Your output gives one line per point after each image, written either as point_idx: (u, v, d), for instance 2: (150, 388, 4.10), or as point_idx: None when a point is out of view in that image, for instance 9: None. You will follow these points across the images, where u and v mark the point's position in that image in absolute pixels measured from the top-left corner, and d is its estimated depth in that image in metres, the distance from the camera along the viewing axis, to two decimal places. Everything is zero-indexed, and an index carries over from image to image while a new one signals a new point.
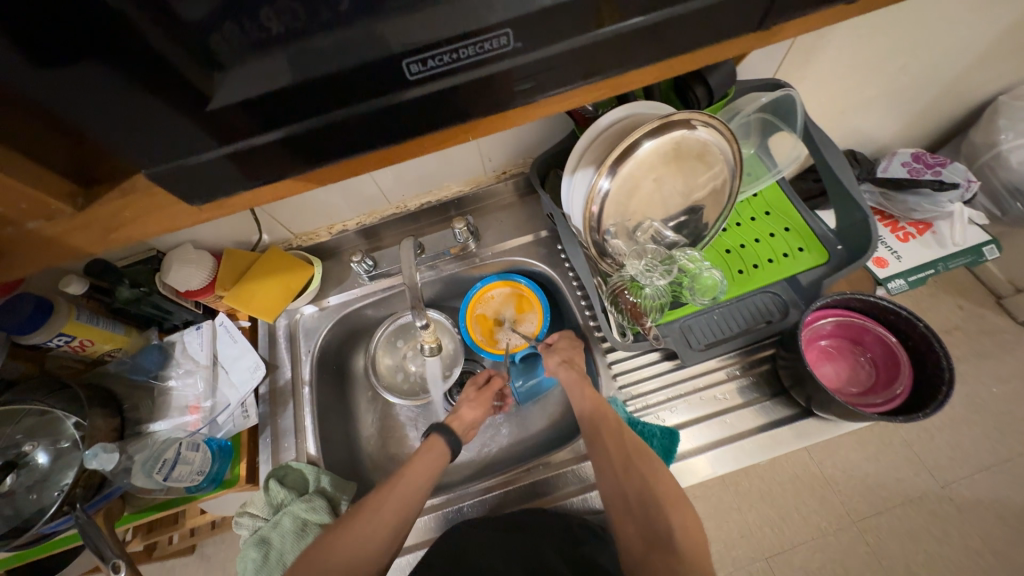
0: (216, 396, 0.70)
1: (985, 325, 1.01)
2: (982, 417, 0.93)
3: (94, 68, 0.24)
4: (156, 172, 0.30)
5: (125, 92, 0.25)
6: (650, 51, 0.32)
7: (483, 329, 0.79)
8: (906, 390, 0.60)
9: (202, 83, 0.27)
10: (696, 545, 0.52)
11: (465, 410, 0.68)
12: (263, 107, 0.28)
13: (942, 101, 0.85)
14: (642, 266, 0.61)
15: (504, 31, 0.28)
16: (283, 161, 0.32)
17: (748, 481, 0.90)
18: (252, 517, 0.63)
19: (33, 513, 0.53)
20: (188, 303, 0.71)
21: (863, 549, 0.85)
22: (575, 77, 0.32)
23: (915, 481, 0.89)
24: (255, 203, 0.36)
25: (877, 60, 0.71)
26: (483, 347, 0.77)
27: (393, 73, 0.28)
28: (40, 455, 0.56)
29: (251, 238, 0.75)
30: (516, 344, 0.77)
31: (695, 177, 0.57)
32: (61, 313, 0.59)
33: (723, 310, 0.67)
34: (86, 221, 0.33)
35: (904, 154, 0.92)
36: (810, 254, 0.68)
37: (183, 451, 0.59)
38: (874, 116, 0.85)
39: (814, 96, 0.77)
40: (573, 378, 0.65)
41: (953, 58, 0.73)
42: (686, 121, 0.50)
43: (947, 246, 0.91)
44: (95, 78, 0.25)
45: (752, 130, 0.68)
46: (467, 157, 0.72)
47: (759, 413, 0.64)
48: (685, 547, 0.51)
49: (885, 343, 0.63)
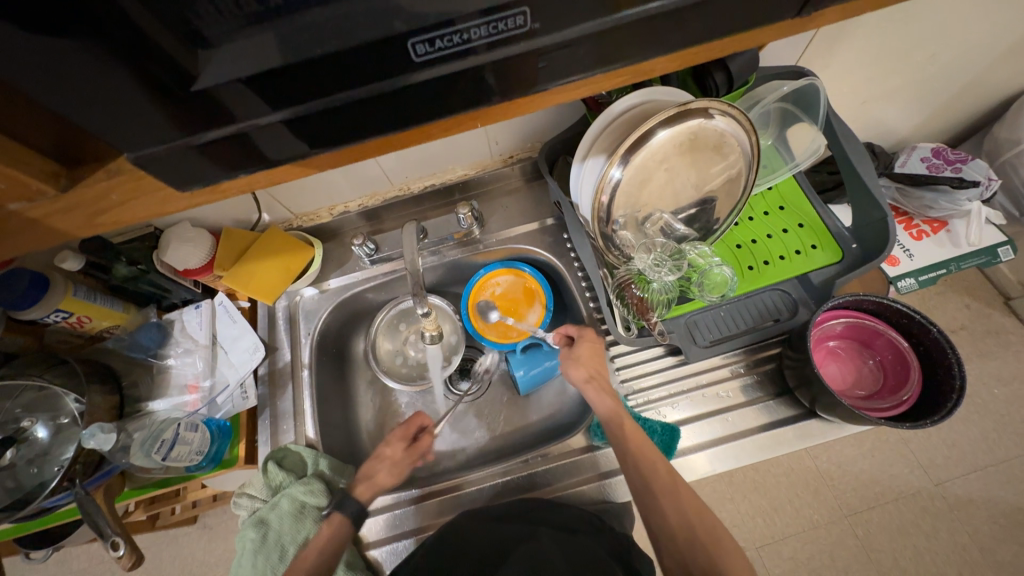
0: (215, 376, 0.70)
1: (991, 326, 1.00)
2: (980, 417, 0.92)
3: (66, 42, 0.22)
4: (145, 153, 0.28)
5: (106, 69, 0.24)
6: (675, 38, 0.30)
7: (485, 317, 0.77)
8: (913, 397, 0.59)
9: (188, 61, 0.25)
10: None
11: (380, 472, 0.64)
12: (255, 87, 0.26)
13: (970, 94, 0.81)
14: (650, 260, 0.60)
15: (521, 9, 0.26)
16: (280, 142, 0.30)
17: (743, 472, 0.90)
18: (251, 498, 0.63)
19: (35, 487, 0.53)
20: (186, 282, 0.70)
21: (852, 542, 0.86)
22: (591, 64, 0.30)
23: (909, 478, 0.89)
24: (250, 187, 0.34)
25: (908, 49, 0.67)
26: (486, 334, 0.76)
27: (397, 55, 0.26)
28: (39, 430, 0.56)
29: (251, 217, 0.73)
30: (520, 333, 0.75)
31: (709, 169, 0.55)
32: (57, 289, 0.58)
33: (730, 307, 0.65)
34: (71, 203, 0.32)
35: (924, 149, 0.89)
36: (823, 252, 0.66)
37: (182, 431, 0.58)
38: (899, 108, 0.82)
39: (838, 85, 0.73)
40: (607, 401, 0.61)
41: (987, 49, 0.70)
42: (704, 110, 0.48)
43: (962, 246, 0.89)
44: (72, 53, 0.23)
45: (770, 121, 0.67)
46: (473, 140, 0.70)
47: (761, 413, 0.64)
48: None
49: (897, 348, 0.62)
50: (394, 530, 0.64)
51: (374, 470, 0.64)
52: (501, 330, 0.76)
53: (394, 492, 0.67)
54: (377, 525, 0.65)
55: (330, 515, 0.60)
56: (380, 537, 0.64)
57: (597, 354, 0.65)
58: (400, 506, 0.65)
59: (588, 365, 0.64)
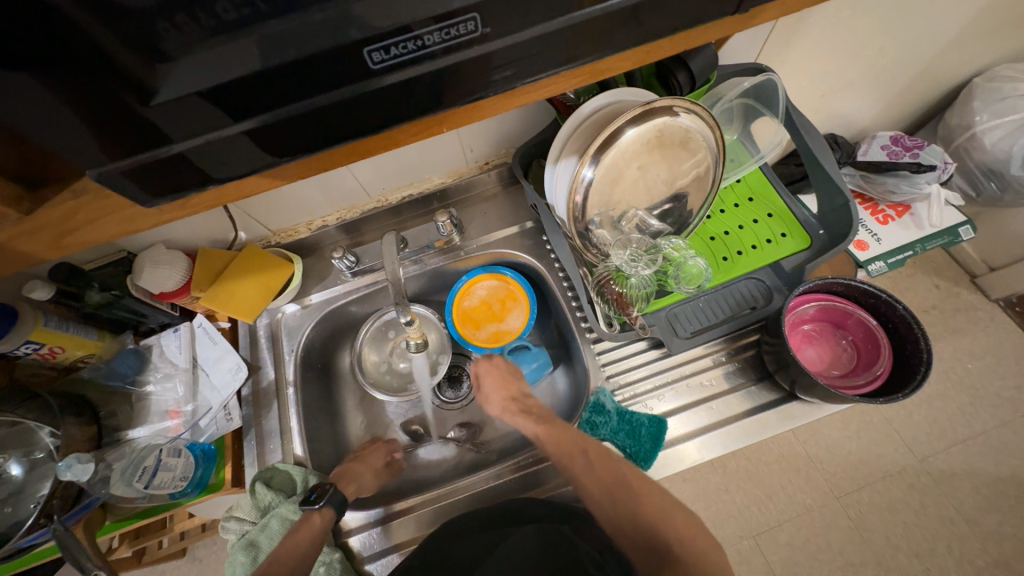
0: (198, 400, 0.69)
1: (960, 303, 1.04)
2: (957, 392, 0.96)
3: (20, 59, 0.22)
4: (109, 173, 0.28)
5: (66, 86, 0.24)
6: (628, 38, 0.31)
7: (471, 324, 0.78)
8: (885, 372, 0.61)
9: (146, 75, 0.25)
10: (689, 537, 0.55)
11: (364, 475, 0.67)
12: (216, 98, 0.27)
13: (922, 82, 0.85)
14: (627, 256, 0.61)
15: (471, 15, 0.27)
16: (251, 156, 0.31)
17: (735, 462, 0.91)
18: (239, 521, 0.62)
19: (10, 527, 0.51)
20: (163, 305, 0.69)
21: (846, 523, 0.88)
22: (550, 64, 0.31)
23: (894, 457, 0.91)
24: (219, 203, 0.35)
25: (858, 43, 0.70)
26: (471, 340, 0.77)
27: (356, 63, 0.27)
28: (12, 466, 0.53)
29: (227, 236, 0.73)
30: (505, 336, 0.77)
31: (678, 164, 0.56)
32: (27, 320, 0.57)
33: (708, 297, 0.67)
34: (36, 226, 0.32)
35: (883, 137, 0.93)
36: (793, 239, 0.68)
37: (164, 457, 0.57)
38: (855, 99, 0.85)
39: (796, 79, 0.76)
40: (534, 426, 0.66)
41: (930, 40, 0.74)
42: (669, 108, 0.49)
43: (924, 227, 0.93)
44: (32, 73, 0.23)
45: (734, 117, 0.68)
46: (448, 148, 0.70)
47: (744, 399, 0.65)
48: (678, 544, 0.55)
49: (866, 326, 0.64)
50: (388, 543, 0.64)
51: (358, 469, 0.68)
52: (489, 335, 0.77)
53: (365, 508, 0.66)
54: (370, 540, 0.64)
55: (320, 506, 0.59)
56: (373, 554, 0.63)
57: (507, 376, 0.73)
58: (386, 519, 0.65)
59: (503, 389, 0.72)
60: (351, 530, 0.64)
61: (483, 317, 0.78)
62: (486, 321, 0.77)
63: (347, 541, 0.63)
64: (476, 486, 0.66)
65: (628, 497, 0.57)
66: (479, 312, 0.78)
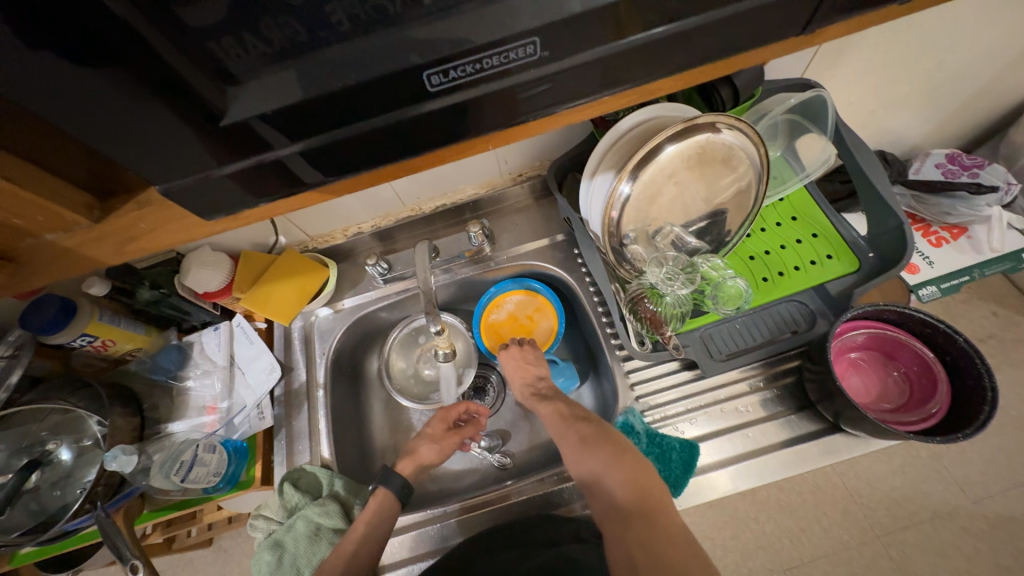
0: (232, 397, 0.71)
1: (1021, 333, 0.96)
2: (1018, 430, 0.88)
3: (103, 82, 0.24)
4: (169, 188, 0.29)
5: (140, 108, 0.25)
6: (682, 60, 0.31)
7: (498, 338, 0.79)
8: (942, 410, 0.57)
9: (215, 98, 0.26)
10: (648, 498, 0.49)
11: (422, 448, 0.68)
12: (278, 121, 0.28)
13: (985, 98, 0.80)
14: (663, 274, 0.59)
15: (532, 39, 0.27)
16: (302, 173, 0.31)
17: (766, 490, 0.87)
18: (267, 520, 0.63)
19: (58, 509, 0.54)
20: (206, 304, 0.72)
21: (887, 564, 0.82)
22: (601, 86, 0.31)
23: (943, 496, 0.85)
24: (269, 216, 0.36)
25: (915, 59, 0.67)
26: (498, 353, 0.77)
27: (411, 85, 0.28)
28: (63, 452, 0.57)
29: (268, 240, 0.75)
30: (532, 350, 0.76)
31: (718, 181, 0.55)
32: (84, 313, 0.60)
33: (746, 319, 0.65)
34: (102, 233, 0.34)
35: (938, 155, 0.87)
36: (839, 261, 0.65)
37: (200, 452, 0.59)
38: (910, 115, 0.81)
39: (845, 96, 0.73)
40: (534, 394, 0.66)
41: (996, 55, 0.69)
42: (711, 125, 0.48)
43: (984, 252, 0.87)
44: (111, 94, 0.24)
45: (779, 133, 0.66)
46: (483, 161, 0.71)
47: (782, 428, 0.62)
48: (631, 504, 0.48)
49: (922, 359, 0.61)
50: (413, 551, 0.63)
51: (417, 446, 0.69)
52: None
53: (425, 508, 0.66)
54: (394, 547, 0.64)
55: (376, 489, 0.62)
56: (392, 563, 0.63)
57: (527, 362, 0.69)
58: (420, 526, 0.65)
59: (524, 370, 0.68)
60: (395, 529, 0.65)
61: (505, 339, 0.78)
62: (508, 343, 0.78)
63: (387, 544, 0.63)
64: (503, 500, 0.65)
65: (590, 454, 0.54)
66: (506, 325, 0.79)
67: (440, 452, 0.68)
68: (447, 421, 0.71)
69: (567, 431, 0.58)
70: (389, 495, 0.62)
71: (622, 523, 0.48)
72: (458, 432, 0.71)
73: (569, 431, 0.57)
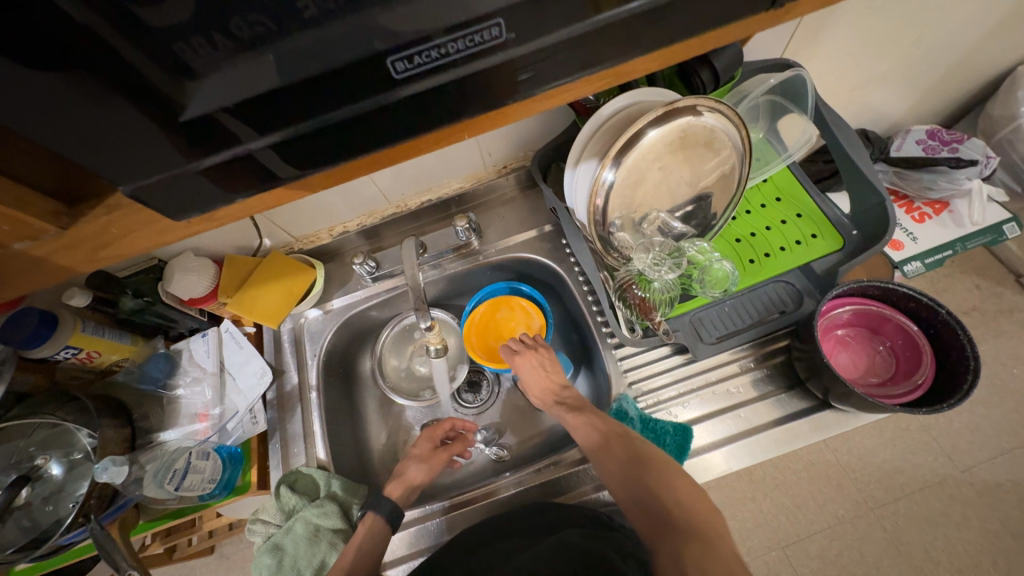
0: (225, 403, 0.70)
1: (1003, 305, 0.98)
2: (1001, 397, 0.90)
3: (58, 83, 0.23)
4: (135, 190, 0.29)
5: (98, 105, 0.24)
6: (653, 41, 0.31)
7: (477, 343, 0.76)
8: (927, 381, 0.58)
9: (177, 94, 0.26)
10: (698, 513, 0.50)
11: (411, 469, 0.67)
12: (244, 114, 0.27)
13: (962, 72, 0.81)
14: (650, 260, 0.59)
15: (496, 21, 0.26)
16: (275, 170, 0.31)
17: (762, 470, 0.88)
18: (265, 524, 0.63)
19: (52, 524, 0.53)
20: (192, 311, 0.71)
21: (881, 535, 0.83)
22: (573, 69, 0.30)
23: (933, 466, 0.86)
24: (242, 216, 0.35)
25: (892, 35, 0.67)
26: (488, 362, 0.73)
27: (378, 74, 0.27)
28: (53, 466, 0.56)
29: (253, 243, 0.74)
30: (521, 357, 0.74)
31: (702, 165, 0.55)
32: (66, 326, 0.59)
33: (734, 302, 0.65)
34: (74, 240, 0.33)
35: (919, 131, 0.88)
36: (824, 240, 0.66)
37: (193, 460, 0.59)
38: (890, 92, 0.81)
39: (824, 74, 0.73)
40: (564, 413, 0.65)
41: (971, 28, 0.70)
42: (692, 108, 0.47)
43: (965, 225, 0.88)
44: (67, 94, 0.23)
45: (760, 114, 0.66)
46: (466, 154, 0.71)
47: (774, 407, 0.63)
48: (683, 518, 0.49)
49: (906, 333, 0.61)
50: (413, 547, 0.64)
51: (406, 467, 0.68)
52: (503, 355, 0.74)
53: (422, 504, 0.67)
54: (396, 544, 0.64)
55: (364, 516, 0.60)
56: (392, 560, 0.63)
57: (547, 372, 0.68)
58: (416, 523, 0.65)
59: (545, 382, 0.68)
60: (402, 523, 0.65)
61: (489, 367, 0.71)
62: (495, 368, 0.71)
63: (391, 541, 0.63)
64: (492, 495, 0.66)
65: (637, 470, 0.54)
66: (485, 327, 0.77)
67: (430, 471, 0.67)
68: (433, 440, 0.71)
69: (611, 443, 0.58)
70: (378, 519, 0.60)
71: (674, 539, 0.48)
72: (445, 449, 0.70)
73: (611, 447, 0.57)
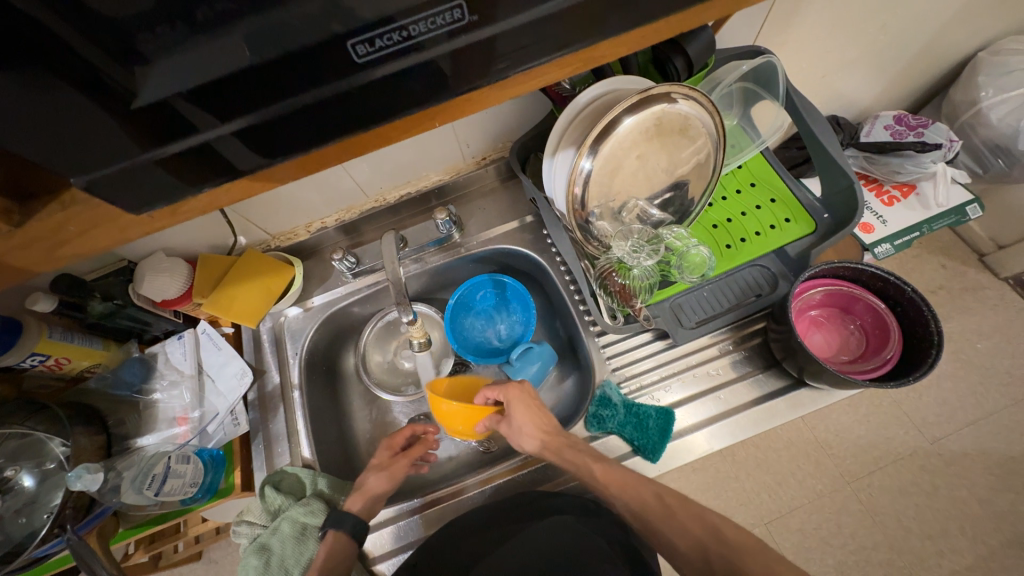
0: (204, 406, 0.69)
1: (968, 283, 1.02)
2: (966, 371, 0.94)
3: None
4: (90, 183, 0.27)
5: (40, 90, 0.23)
6: (620, 24, 0.31)
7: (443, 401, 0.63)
8: (895, 356, 0.60)
9: (127, 79, 0.24)
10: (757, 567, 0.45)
11: (370, 480, 0.64)
12: (202, 99, 0.26)
13: (927, 57, 0.83)
14: (628, 247, 0.60)
15: (457, 3, 0.26)
16: (240, 159, 0.30)
17: (745, 450, 0.91)
18: (251, 525, 0.62)
19: (26, 537, 0.52)
20: (166, 313, 0.69)
21: (857, 507, 0.87)
22: (541, 53, 0.30)
23: (905, 439, 0.90)
24: (208, 210, 0.35)
25: (859, 22, 0.69)
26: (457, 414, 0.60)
27: (341, 57, 0.27)
28: (25, 478, 0.53)
29: (227, 241, 0.73)
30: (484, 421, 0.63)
31: (678, 152, 0.55)
32: (32, 332, 0.57)
33: (712, 287, 0.66)
34: (25, 240, 0.32)
35: (887, 116, 0.91)
36: (797, 224, 0.67)
37: (172, 464, 0.58)
38: (859, 78, 0.83)
39: (795, 61, 0.75)
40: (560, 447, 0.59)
41: (933, 15, 0.72)
42: (666, 95, 0.48)
43: (931, 207, 0.91)
44: (5, 79, 0.22)
45: (734, 101, 0.67)
46: (443, 145, 0.70)
47: (752, 386, 0.65)
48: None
49: (875, 311, 0.64)
50: (401, 541, 0.64)
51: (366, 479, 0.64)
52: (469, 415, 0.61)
53: (394, 504, 0.66)
54: (382, 539, 0.64)
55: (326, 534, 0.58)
56: (381, 555, 0.63)
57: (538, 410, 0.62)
58: (400, 518, 0.65)
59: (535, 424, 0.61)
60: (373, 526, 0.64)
61: (462, 420, 0.61)
62: (471, 424, 0.62)
63: (367, 540, 0.63)
64: (459, 495, 0.66)
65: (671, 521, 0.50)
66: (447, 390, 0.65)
67: (390, 478, 0.64)
68: (393, 449, 0.68)
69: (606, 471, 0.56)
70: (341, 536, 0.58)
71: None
72: (406, 455, 0.67)
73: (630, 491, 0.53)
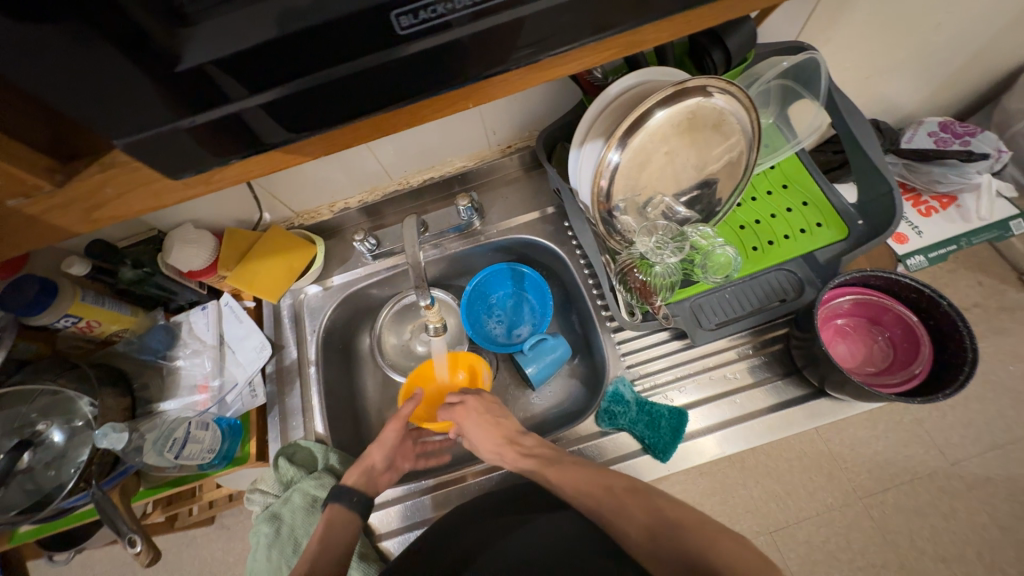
0: (224, 375, 0.70)
1: (1005, 302, 0.97)
2: (996, 393, 0.90)
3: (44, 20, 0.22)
4: (129, 146, 0.28)
5: (83, 49, 0.23)
6: (666, 6, 0.30)
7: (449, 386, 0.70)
8: (924, 371, 0.58)
9: (166, 41, 0.24)
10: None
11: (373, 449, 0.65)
12: (237, 67, 0.26)
13: (984, 62, 0.78)
14: (652, 244, 0.60)
15: None
16: (270, 129, 0.31)
17: (754, 457, 0.89)
18: (263, 494, 0.64)
19: (54, 488, 0.55)
20: (192, 283, 0.71)
21: (868, 523, 0.85)
22: (581, 34, 0.30)
23: (924, 458, 0.87)
24: (241, 179, 0.36)
25: (913, 21, 0.65)
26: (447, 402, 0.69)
27: (382, 28, 0.26)
28: (56, 433, 0.57)
29: (252, 216, 0.74)
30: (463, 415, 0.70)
31: (709, 148, 0.54)
32: (66, 294, 0.59)
33: (736, 289, 0.64)
34: (67, 198, 0.33)
35: (931, 123, 0.87)
36: (829, 229, 0.65)
37: (192, 429, 0.59)
38: (907, 80, 0.79)
39: (840, 60, 0.71)
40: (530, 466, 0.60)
41: (995, 16, 0.68)
42: (702, 88, 0.46)
43: (972, 220, 0.87)
44: (52, 35, 0.22)
45: (771, 99, 0.65)
46: (470, 130, 0.69)
47: (770, 393, 0.63)
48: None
49: (905, 323, 0.62)
50: (406, 521, 0.65)
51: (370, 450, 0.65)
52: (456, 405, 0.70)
53: (404, 483, 0.67)
54: (389, 517, 0.65)
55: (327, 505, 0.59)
56: (385, 533, 0.64)
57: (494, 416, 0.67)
58: (407, 498, 0.66)
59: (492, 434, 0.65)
60: (376, 505, 0.65)
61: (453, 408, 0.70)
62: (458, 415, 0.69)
63: (373, 517, 0.64)
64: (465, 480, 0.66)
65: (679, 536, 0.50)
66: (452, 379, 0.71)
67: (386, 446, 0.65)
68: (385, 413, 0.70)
69: (566, 471, 0.58)
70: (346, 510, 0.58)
71: None
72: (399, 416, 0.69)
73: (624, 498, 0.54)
